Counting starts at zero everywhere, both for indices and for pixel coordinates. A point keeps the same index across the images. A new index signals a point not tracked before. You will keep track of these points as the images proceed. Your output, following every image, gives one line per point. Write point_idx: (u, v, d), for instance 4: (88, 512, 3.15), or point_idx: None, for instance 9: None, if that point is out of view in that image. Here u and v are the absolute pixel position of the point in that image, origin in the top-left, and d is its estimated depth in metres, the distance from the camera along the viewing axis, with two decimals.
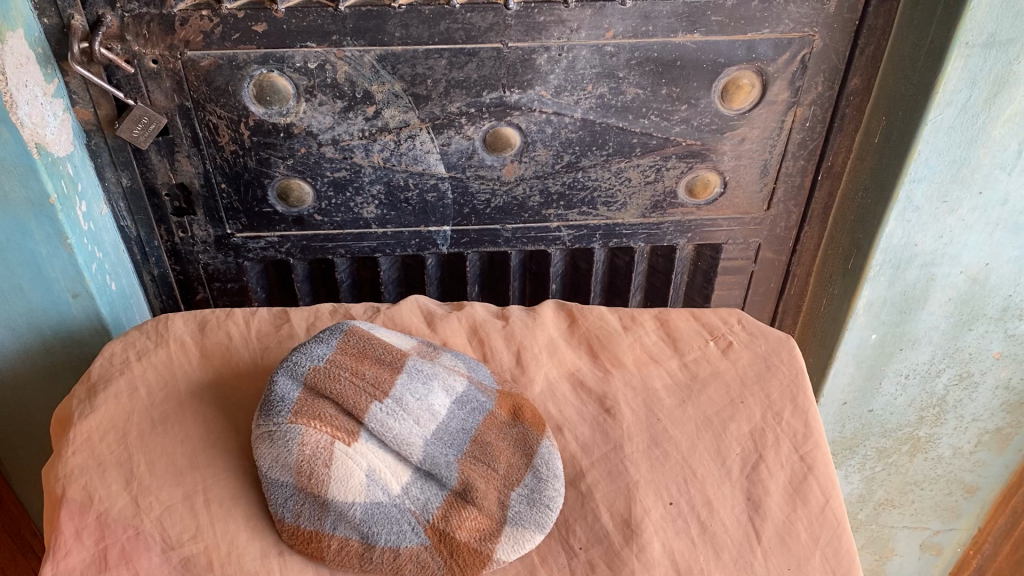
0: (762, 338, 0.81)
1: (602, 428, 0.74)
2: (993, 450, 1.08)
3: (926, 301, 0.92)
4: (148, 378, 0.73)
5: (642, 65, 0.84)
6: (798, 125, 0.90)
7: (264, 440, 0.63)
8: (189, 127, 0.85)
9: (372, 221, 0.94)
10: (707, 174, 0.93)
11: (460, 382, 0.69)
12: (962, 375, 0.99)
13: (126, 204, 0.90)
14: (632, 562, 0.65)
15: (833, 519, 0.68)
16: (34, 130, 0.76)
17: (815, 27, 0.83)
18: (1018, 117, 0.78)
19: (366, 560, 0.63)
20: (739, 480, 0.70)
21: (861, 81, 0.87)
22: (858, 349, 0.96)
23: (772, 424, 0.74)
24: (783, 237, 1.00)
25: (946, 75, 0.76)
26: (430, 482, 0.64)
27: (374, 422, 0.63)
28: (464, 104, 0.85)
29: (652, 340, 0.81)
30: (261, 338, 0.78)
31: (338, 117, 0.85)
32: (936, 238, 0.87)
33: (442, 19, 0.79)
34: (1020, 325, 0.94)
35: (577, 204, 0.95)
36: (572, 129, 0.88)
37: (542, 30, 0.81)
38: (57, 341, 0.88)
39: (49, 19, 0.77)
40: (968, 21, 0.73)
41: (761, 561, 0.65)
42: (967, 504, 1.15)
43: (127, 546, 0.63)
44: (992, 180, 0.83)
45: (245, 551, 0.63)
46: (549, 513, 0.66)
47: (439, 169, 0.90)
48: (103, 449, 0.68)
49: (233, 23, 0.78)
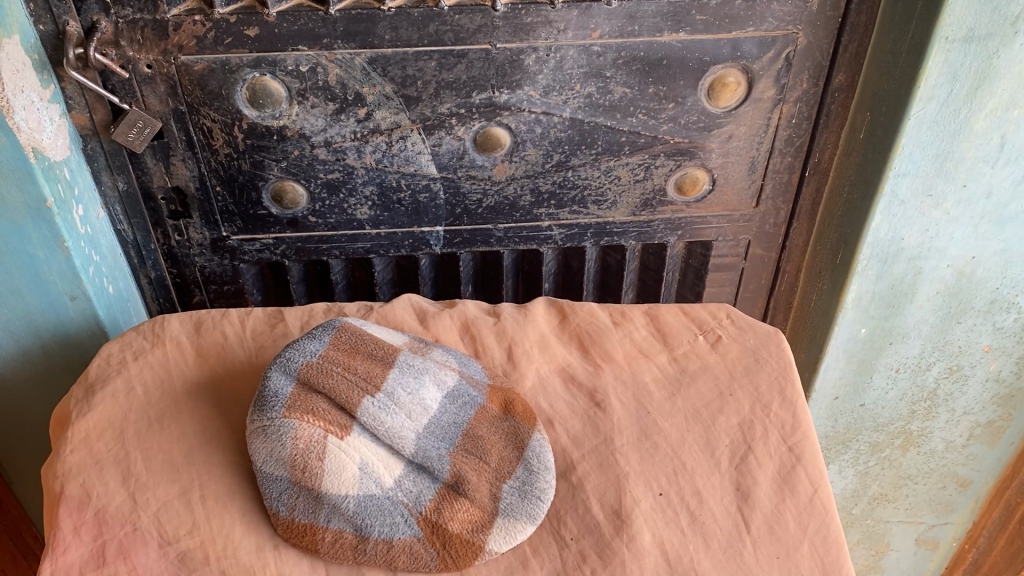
0: (751, 332, 0.82)
1: (593, 422, 0.75)
2: (985, 443, 1.08)
3: (914, 295, 0.93)
4: (144, 377, 0.74)
5: (629, 65, 0.85)
6: (785, 122, 0.91)
7: (258, 435, 0.64)
8: (183, 131, 0.86)
9: (366, 221, 0.95)
10: (695, 172, 0.95)
11: (451, 376, 0.70)
12: (952, 369, 1.00)
13: (123, 208, 0.91)
14: (623, 552, 0.66)
15: (821, 508, 0.69)
16: (30, 134, 0.77)
17: (798, 25, 0.85)
18: (1000, 110, 0.80)
19: (360, 552, 0.64)
20: (728, 471, 0.71)
21: (845, 79, 0.88)
22: (848, 343, 0.98)
23: (761, 415, 0.75)
24: (772, 233, 1.01)
25: (926, 71, 0.77)
26: (422, 475, 0.65)
27: (366, 416, 0.64)
28: (454, 105, 0.87)
29: (642, 334, 0.82)
30: (257, 337, 0.79)
31: (330, 119, 0.87)
32: (922, 232, 0.88)
33: (431, 21, 0.81)
34: (1008, 318, 0.95)
35: (567, 204, 0.96)
36: (561, 129, 0.90)
37: (530, 31, 0.82)
38: (55, 344, 0.89)
39: (44, 25, 0.78)
40: (947, 17, 0.75)
41: (750, 550, 0.66)
42: (961, 498, 1.16)
43: (125, 541, 0.64)
44: (976, 173, 0.84)
45: (241, 544, 0.64)
46: (540, 505, 0.67)
47: (431, 170, 0.92)
48: (100, 447, 0.69)
49: (226, 28, 0.79)
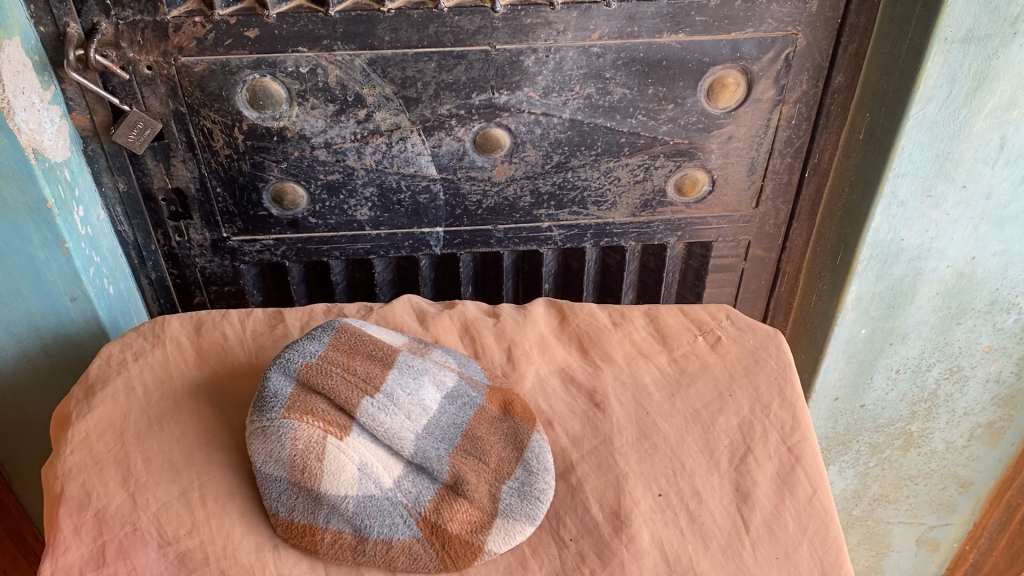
0: (750, 332, 0.82)
1: (592, 422, 0.75)
2: (986, 444, 1.08)
3: (915, 296, 0.93)
4: (144, 378, 0.74)
5: (629, 65, 0.85)
6: (785, 123, 0.91)
7: (257, 435, 0.64)
8: (184, 132, 0.86)
9: (366, 222, 0.95)
10: (695, 173, 0.95)
11: (451, 377, 0.70)
12: (952, 370, 1.00)
13: (123, 208, 0.91)
14: (622, 552, 0.66)
15: (821, 509, 0.69)
16: (31, 136, 0.77)
17: (798, 26, 0.85)
18: (999, 110, 0.80)
19: (359, 553, 0.64)
20: (728, 472, 0.71)
21: (844, 79, 0.88)
22: (848, 344, 0.98)
23: (760, 416, 0.75)
24: (773, 234, 1.01)
25: (926, 71, 0.77)
26: (421, 476, 0.65)
27: (365, 416, 0.64)
28: (453, 106, 0.87)
29: (642, 335, 0.82)
30: (257, 337, 0.79)
31: (330, 120, 0.87)
32: (922, 233, 0.88)
33: (430, 23, 0.81)
34: (1008, 319, 0.95)
35: (567, 204, 0.96)
36: (560, 130, 0.90)
37: (529, 32, 0.82)
38: (56, 345, 0.89)
39: (45, 27, 0.78)
40: (946, 18, 0.75)
41: (749, 551, 0.66)
42: (961, 499, 1.16)
43: (125, 542, 0.64)
44: (975, 174, 0.84)
45: (240, 545, 0.64)
46: (539, 505, 0.67)
47: (431, 171, 0.92)
48: (100, 448, 0.69)
49: (226, 29, 0.79)
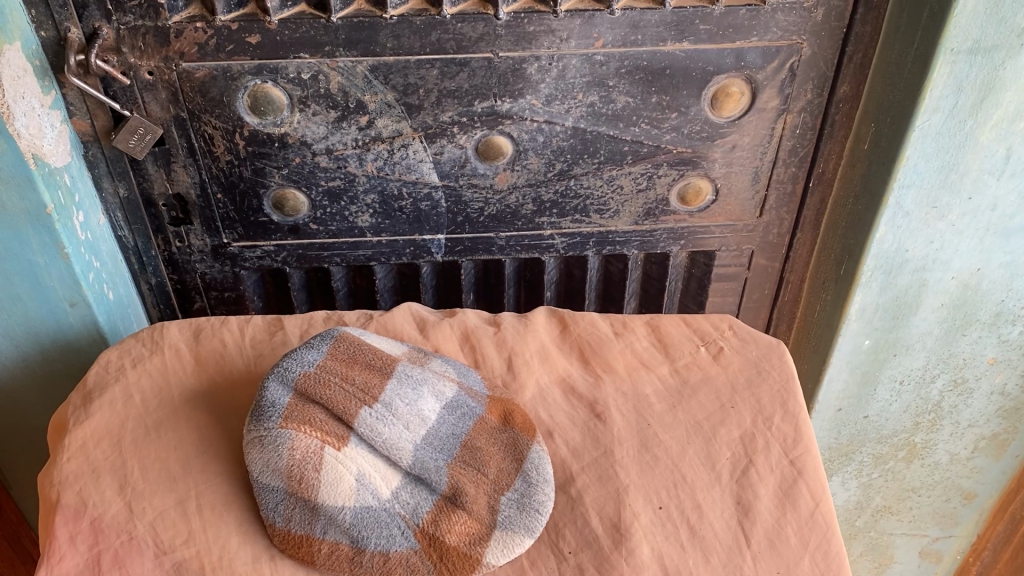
0: (752, 343, 0.81)
1: (592, 434, 0.74)
2: (990, 456, 1.07)
3: (919, 307, 0.92)
4: (142, 385, 0.74)
5: (632, 74, 0.85)
6: (789, 132, 0.91)
7: (255, 445, 0.64)
8: (186, 138, 0.86)
9: (367, 229, 0.95)
10: (698, 181, 0.94)
11: (450, 387, 0.70)
12: (957, 381, 0.99)
13: (124, 213, 0.91)
14: (621, 566, 0.65)
15: (823, 523, 0.68)
16: (31, 141, 0.77)
17: (803, 35, 0.84)
18: (1006, 122, 0.79)
19: (356, 564, 0.63)
20: (729, 484, 0.70)
21: (850, 89, 0.88)
22: (851, 355, 0.97)
23: (762, 428, 0.74)
24: (776, 243, 1.00)
25: (932, 81, 0.77)
26: (419, 487, 0.65)
27: (363, 427, 0.63)
28: (455, 113, 0.86)
29: (643, 345, 0.82)
30: (255, 345, 0.79)
31: (332, 127, 0.86)
32: (927, 244, 0.87)
33: (433, 30, 0.81)
34: (1013, 330, 0.94)
35: (569, 212, 0.96)
36: (563, 137, 0.89)
37: (533, 40, 0.82)
38: (55, 350, 0.89)
39: (46, 32, 0.78)
40: (952, 29, 0.74)
41: (750, 565, 0.66)
42: (966, 511, 1.15)
43: (120, 551, 0.63)
44: (981, 185, 0.83)
45: (236, 555, 0.64)
46: (539, 517, 0.66)
47: (432, 178, 0.91)
48: (97, 455, 0.68)
49: (227, 35, 0.79)
